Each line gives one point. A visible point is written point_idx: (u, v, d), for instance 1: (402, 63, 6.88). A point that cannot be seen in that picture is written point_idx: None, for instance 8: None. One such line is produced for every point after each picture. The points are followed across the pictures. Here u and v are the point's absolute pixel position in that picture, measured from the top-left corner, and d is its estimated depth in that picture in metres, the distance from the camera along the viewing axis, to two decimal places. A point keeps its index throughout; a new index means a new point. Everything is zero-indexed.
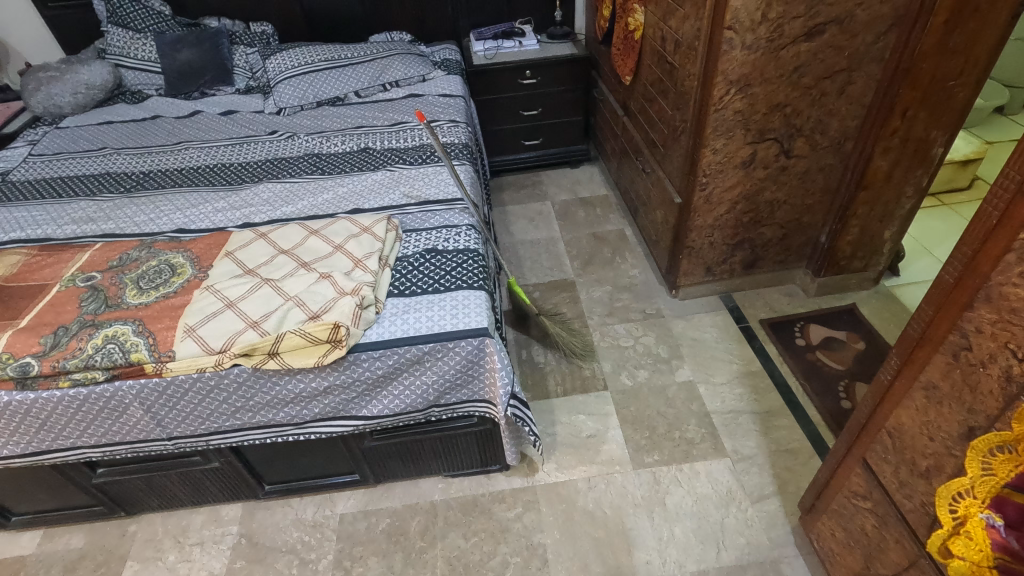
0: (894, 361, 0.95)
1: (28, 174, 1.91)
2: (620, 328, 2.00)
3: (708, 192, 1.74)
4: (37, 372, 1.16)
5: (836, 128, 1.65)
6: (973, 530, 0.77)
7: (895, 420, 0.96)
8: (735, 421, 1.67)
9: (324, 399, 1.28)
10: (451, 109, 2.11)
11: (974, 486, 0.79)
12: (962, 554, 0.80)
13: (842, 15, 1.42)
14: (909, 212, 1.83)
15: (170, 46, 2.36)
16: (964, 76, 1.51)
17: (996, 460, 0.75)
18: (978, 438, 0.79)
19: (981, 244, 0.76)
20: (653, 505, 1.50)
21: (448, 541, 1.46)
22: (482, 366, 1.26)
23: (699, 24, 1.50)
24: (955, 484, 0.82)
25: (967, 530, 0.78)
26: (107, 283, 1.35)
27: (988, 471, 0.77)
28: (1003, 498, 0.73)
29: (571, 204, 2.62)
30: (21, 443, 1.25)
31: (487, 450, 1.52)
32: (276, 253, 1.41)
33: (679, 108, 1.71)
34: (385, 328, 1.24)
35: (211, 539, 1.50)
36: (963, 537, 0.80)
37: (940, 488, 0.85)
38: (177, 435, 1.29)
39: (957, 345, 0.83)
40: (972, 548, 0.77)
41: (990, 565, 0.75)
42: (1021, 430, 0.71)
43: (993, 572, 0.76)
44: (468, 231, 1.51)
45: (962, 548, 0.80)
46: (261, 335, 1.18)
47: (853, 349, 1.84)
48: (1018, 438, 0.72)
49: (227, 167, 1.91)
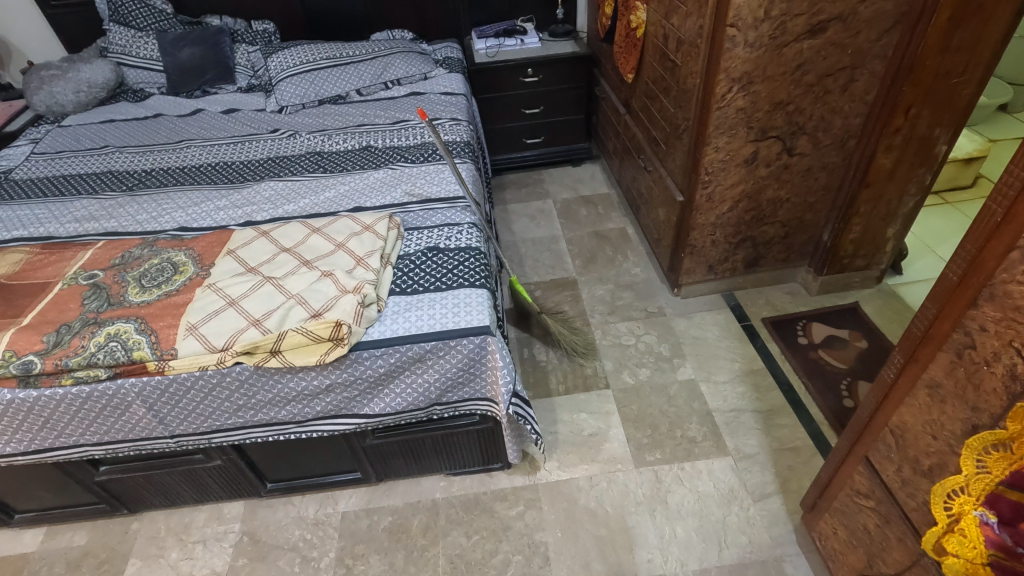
0: (897, 360, 0.94)
1: (31, 172, 1.91)
2: (622, 326, 2.00)
3: (710, 190, 1.74)
4: (40, 370, 1.16)
5: (839, 126, 1.64)
6: (968, 527, 0.78)
7: (898, 418, 0.96)
8: (737, 419, 1.67)
9: (326, 397, 1.28)
10: (453, 107, 2.11)
11: (969, 484, 0.79)
12: (956, 551, 0.81)
13: (845, 12, 1.41)
14: (912, 210, 1.82)
15: (171, 44, 2.36)
16: (968, 73, 1.51)
17: (990, 459, 0.76)
18: (973, 436, 0.79)
19: (985, 242, 0.76)
20: (655, 503, 1.50)
21: (450, 539, 1.46)
22: (484, 364, 1.26)
23: (702, 22, 1.49)
24: (951, 482, 0.83)
25: (962, 528, 0.79)
26: (110, 281, 1.35)
27: (982, 469, 0.78)
28: (996, 496, 0.73)
29: (573, 202, 2.62)
30: (23, 440, 1.25)
31: (489, 449, 1.52)
32: (278, 251, 1.41)
33: (681, 106, 1.71)
34: (387, 326, 1.24)
35: (213, 537, 1.51)
36: (958, 534, 0.80)
37: (937, 485, 0.86)
38: (179, 433, 1.30)
39: (960, 343, 0.82)
40: (966, 545, 0.79)
41: (984, 562, 0.76)
42: (1015, 430, 0.72)
43: (988, 569, 0.77)
44: (470, 230, 1.51)
45: (957, 545, 0.81)
46: (263, 333, 1.18)
47: (855, 348, 1.84)
48: (1012, 437, 0.73)
49: (229, 166, 1.91)
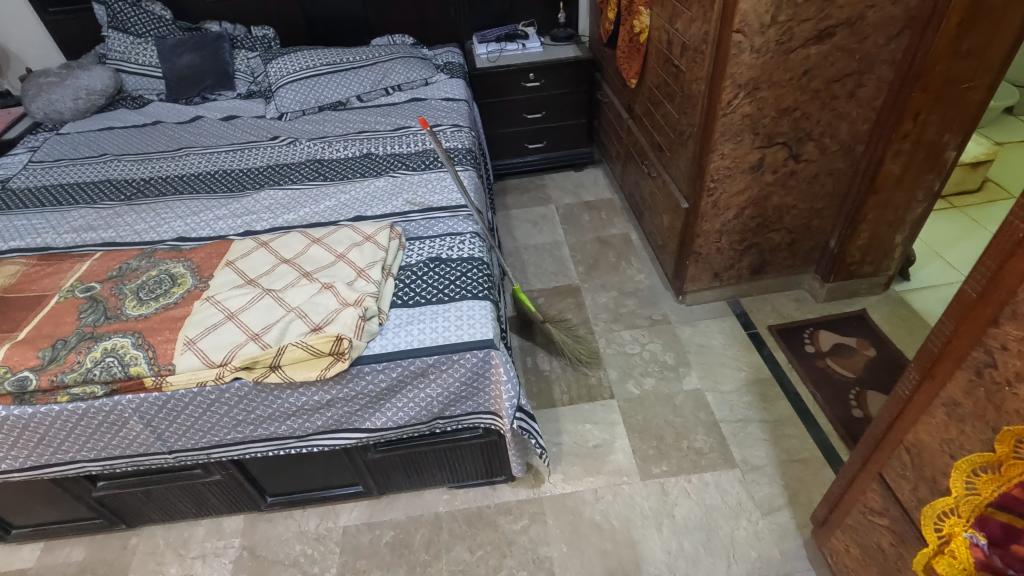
0: (913, 376, 0.92)
1: (28, 181, 1.89)
2: (626, 334, 1.98)
3: (715, 197, 1.71)
4: (36, 387, 1.14)
5: (846, 132, 1.61)
6: (958, 549, 0.76)
7: (914, 436, 0.94)
8: (744, 429, 1.65)
9: (327, 412, 1.26)
10: (454, 113, 2.09)
11: (958, 505, 0.78)
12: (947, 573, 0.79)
13: (853, 17, 1.39)
14: (920, 216, 1.80)
15: (171, 51, 2.34)
16: (978, 78, 1.48)
17: (979, 481, 0.75)
18: (960, 459, 0.79)
19: (1006, 258, 0.73)
20: (662, 516, 1.47)
21: (453, 554, 1.44)
22: (488, 378, 1.24)
23: (706, 27, 1.47)
24: (940, 503, 0.82)
25: (953, 549, 0.77)
26: (107, 294, 1.33)
27: (972, 491, 0.77)
28: (986, 517, 0.72)
29: (575, 208, 2.60)
30: (18, 457, 1.23)
31: (492, 461, 1.49)
32: (278, 262, 1.39)
33: (686, 112, 1.68)
34: (388, 340, 1.22)
35: (213, 552, 1.48)
36: (949, 556, 0.79)
37: (925, 506, 0.85)
38: (177, 448, 1.27)
39: (980, 361, 0.80)
40: (957, 567, 0.77)
41: None
42: (1004, 453, 0.71)
43: None
44: (472, 239, 1.48)
45: (948, 566, 0.79)
46: (262, 348, 1.16)
47: (863, 356, 1.81)
48: (1001, 460, 0.72)
49: (228, 174, 1.88)
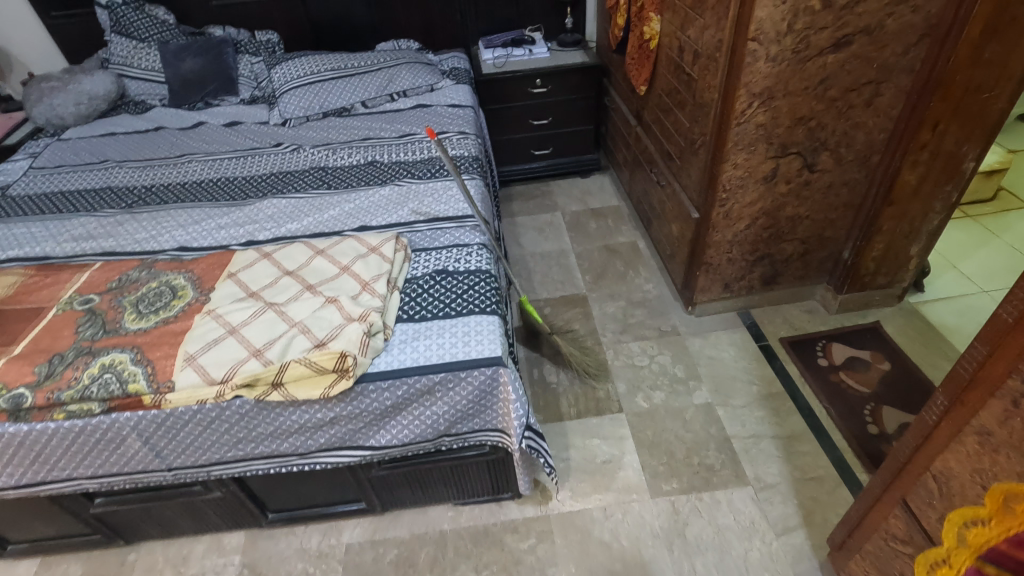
0: (941, 401, 0.88)
1: (29, 188, 1.87)
2: (634, 346, 1.94)
3: (727, 208, 1.68)
4: (31, 404, 1.11)
5: (862, 142, 1.58)
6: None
7: (942, 463, 0.90)
8: (756, 446, 1.61)
9: (330, 429, 1.23)
10: (461, 120, 2.06)
11: (950, 555, 0.83)
12: None
13: (871, 25, 1.35)
14: (937, 228, 1.76)
15: (174, 56, 2.32)
16: (999, 88, 1.45)
17: (969, 532, 0.80)
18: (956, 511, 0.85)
19: None
20: (673, 536, 1.44)
21: (459, 573, 1.40)
22: (496, 396, 1.21)
23: (720, 35, 1.44)
24: (934, 552, 0.87)
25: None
26: (106, 306, 1.30)
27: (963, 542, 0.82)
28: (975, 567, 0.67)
29: (582, 215, 2.57)
30: (13, 474, 1.20)
31: (499, 478, 1.46)
32: (281, 274, 1.36)
33: (697, 121, 1.65)
34: (394, 356, 1.18)
35: (213, 570, 1.45)
36: None
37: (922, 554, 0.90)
38: (177, 466, 1.24)
39: (1016, 390, 0.76)
40: None
41: None
42: (991, 508, 0.77)
43: None
44: (479, 251, 1.45)
45: None
46: (264, 365, 1.13)
47: (877, 370, 1.77)
48: (989, 515, 0.78)
49: (231, 182, 1.85)
